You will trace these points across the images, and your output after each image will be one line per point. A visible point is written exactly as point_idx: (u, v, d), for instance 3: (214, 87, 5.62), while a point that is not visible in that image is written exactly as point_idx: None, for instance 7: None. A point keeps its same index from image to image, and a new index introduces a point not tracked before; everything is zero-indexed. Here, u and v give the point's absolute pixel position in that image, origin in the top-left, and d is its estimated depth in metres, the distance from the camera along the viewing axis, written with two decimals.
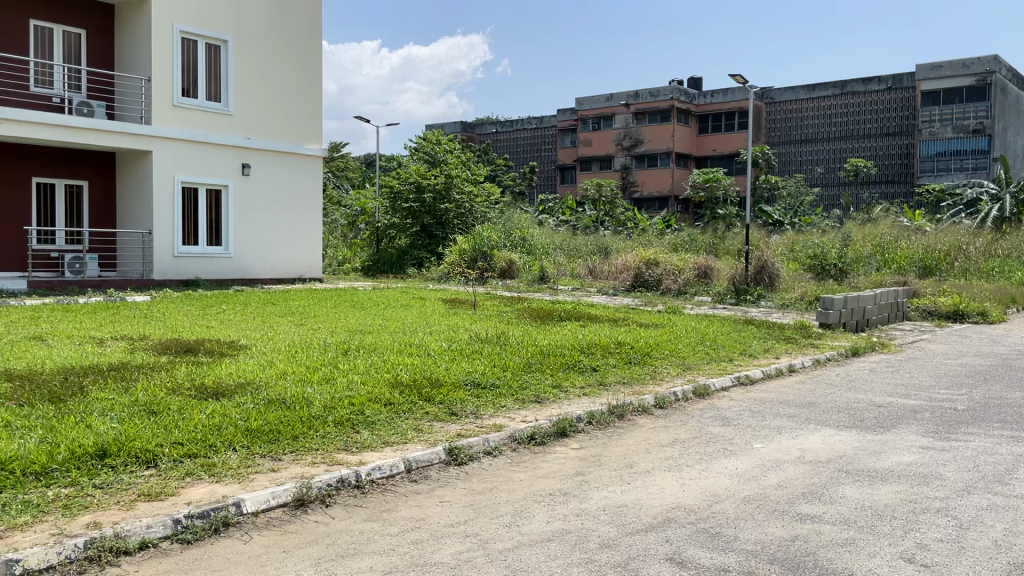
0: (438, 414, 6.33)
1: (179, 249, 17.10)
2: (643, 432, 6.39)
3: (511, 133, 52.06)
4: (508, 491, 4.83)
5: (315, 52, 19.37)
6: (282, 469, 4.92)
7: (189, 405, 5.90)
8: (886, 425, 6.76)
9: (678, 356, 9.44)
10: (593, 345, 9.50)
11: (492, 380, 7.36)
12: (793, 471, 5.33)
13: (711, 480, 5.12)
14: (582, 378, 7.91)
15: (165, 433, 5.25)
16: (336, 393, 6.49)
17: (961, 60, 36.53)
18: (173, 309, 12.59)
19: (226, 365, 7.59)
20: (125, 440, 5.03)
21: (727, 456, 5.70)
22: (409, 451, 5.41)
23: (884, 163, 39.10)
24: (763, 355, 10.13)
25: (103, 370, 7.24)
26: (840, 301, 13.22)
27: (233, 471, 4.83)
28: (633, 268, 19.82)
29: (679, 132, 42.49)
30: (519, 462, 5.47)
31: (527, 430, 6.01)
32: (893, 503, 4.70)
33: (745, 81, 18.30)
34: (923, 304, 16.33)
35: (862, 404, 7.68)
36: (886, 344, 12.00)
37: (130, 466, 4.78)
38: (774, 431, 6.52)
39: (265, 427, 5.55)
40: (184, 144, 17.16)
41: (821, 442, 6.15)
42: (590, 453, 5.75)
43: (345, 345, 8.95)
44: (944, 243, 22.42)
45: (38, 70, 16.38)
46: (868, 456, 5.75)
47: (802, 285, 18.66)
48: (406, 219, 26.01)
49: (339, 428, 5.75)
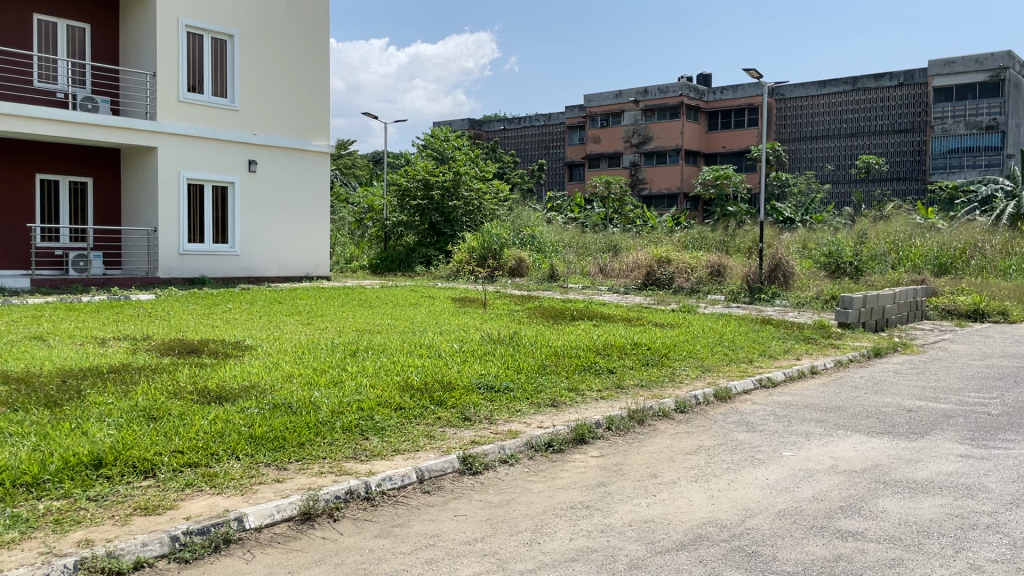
0: (451, 419, 6.06)
1: (184, 247, 16.87)
2: (666, 439, 6.10)
3: (520, 129, 51.69)
4: (526, 504, 4.56)
5: (321, 47, 19.10)
6: (288, 480, 4.66)
7: (191, 410, 5.64)
8: (920, 432, 6.44)
9: (697, 356, 9.17)
10: (608, 346, 9.21)
11: (506, 383, 7.08)
12: (827, 482, 5.03)
13: (742, 491, 4.82)
14: (599, 381, 7.62)
15: (165, 441, 4.98)
16: (344, 397, 6.20)
17: (975, 56, 35.99)
18: (177, 309, 12.33)
19: (231, 366, 7.36)
20: (123, 449, 4.77)
21: (755, 466, 5.40)
22: (420, 459, 5.14)
23: (895, 160, 38.66)
24: (784, 356, 9.84)
25: (103, 372, 6.98)
26: (860, 300, 12.86)
27: (235, 481, 4.57)
28: (645, 265, 19.58)
29: (689, 129, 42.13)
30: (536, 472, 5.19)
31: (545, 437, 5.73)
32: (939, 519, 4.40)
33: (759, 75, 18.00)
34: (942, 303, 15.97)
35: (890, 408, 7.36)
36: (909, 345, 11.66)
37: (127, 477, 4.52)
38: (802, 437, 6.22)
39: (270, 433, 5.29)
40: (189, 139, 16.91)
41: (854, 450, 5.84)
42: (611, 462, 5.46)
43: (353, 345, 8.68)
44: (959, 240, 22.08)
45: (41, 65, 16.15)
46: (905, 465, 5.45)
47: (818, 283, 18.30)
48: (414, 216, 25.70)
49: (347, 435, 5.47)
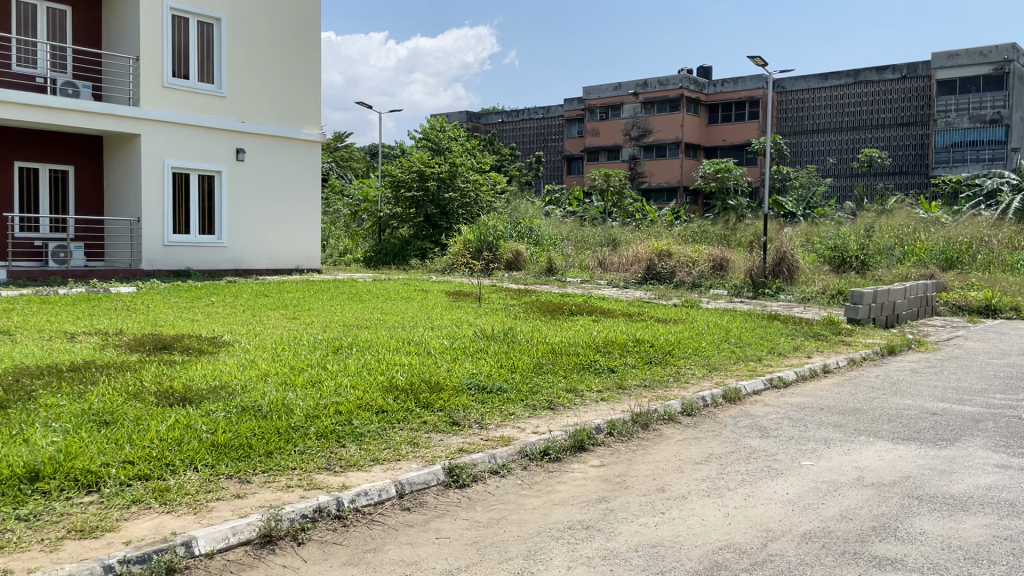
0: (437, 424, 5.52)
1: (169, 238, 16.30)
2: (672, 446, 5.57)
3: (518, 122, 51.02)
4: (518, 523, 4.03)
5: (310, 32, 18.50)
6: (249, 495, 4.12)
7: (149, 414, 5.10)
8: (948, 439, 5.91)
9: (703, 355, 8.61)
10: (608, 343, 8.64)
11: (499, 383, 6.54)
12: (855, 498, 4.50)
13: (760, 509, 4.29)
14: (599, 381, 7.08)
15: (114, 451, 4.44)
16: (320, 400, 5.65)
17: (978, 49, 35.39)
18: (159, 302, 11.79)
19: (202, 364, 6.82)
20: (64, 460, 4.23)
21: (773, 478, 4.86)
22: (402, 471, 4.60)
23: (898, 154, 38.17)
24: (794, 354, 9.29)
25: (61, 371, 6.41)
26: (871, 295, 12.31)
27: (190, 497, 4.03)
28: (645, 259, 19.05)
29: (688, 121, 41.58)
30: (531, 485, 4.66)
31: (540, 444, 5.22)
32: (987, 543, 3.87)
33: (764, 63, 17.40)
34: (953, 299, 15.48)
35: (913, 412, 6.83)
36: (922, 343, 11.10)
37: (67, 492, 3.99)
38: (821, 444, 5.71)
39: (235, 441, 4.75)
40: (175, 126, 16.34)
41: (879, 459, 5.33)
42: (613, 472, 4.92)
43: (335, 343, 8.07)
44: (964, 236, 21.47)
45: (20, 49, 15.49)
46: (938, 478, 4.92)
47: (824, 277, 17.75)
48: (409, 208, 25.18)
49: (322, 442, 4.95)
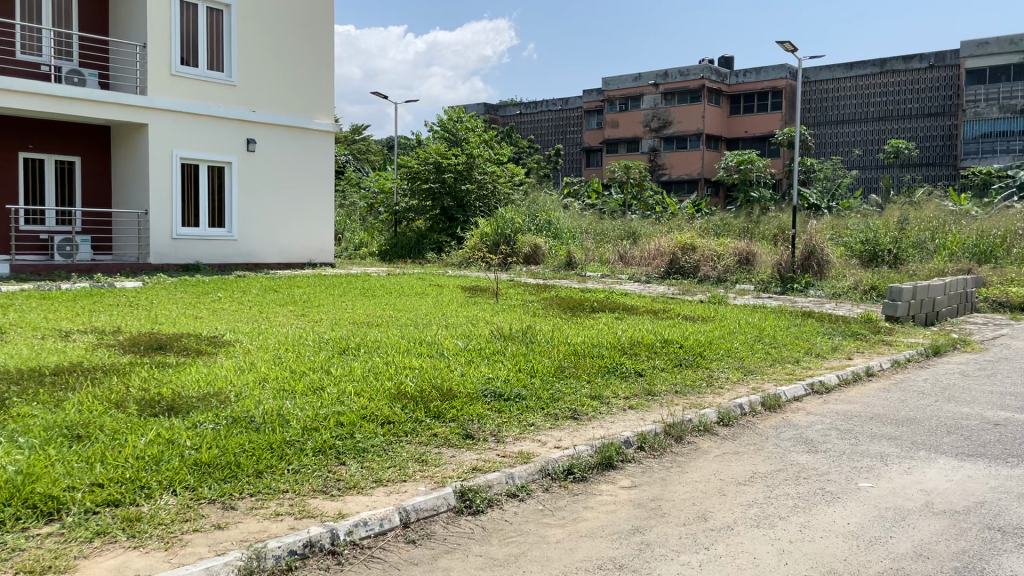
0: (449, 437, 4.98)
1: (178, 231, 15.89)
2: (712, 463, 4.99)
3: (536, 114, 50.29)
4: (539, 562, 3.48)
5: (321, 18, 17.97)
6: (231, 526, 3.58)
7: (129, 427, 4.58)
8: (1019, 455, 5.27)
9: (736, 356, 8.02)
10: (634, 344, 8.04)
11: (517, 390, 5.98)
12: (928, 530, 3.90)
13: (821, 544, 3.71)
14: (625, 387, 6.51)
15: (82, 472, 3.92)
16: (321, 409, 5.13)
17: (1009, 37, 34.39)
18: (164, 298, 11.34)
19: (197, 367, 6.30)
20: (23, 483, 3.71)
21: (830, 504, 4.27)
22: (407, 495, 4.06)
23: (925, 144, 37.02)
24: (833, 356, 8.66)
25: (44, 375, 5.93)
26: (910, 291, 11.65)
27: (163, 527, 3.51)
28: (668, 253, 18.30)
29: (710, 112, 40.71)
30: (554, 511, 4.11)
31: (564, 462, 4.65)
32: None
33: (793, 48, 16.69)
34: (993, 295, 14.72)
35: (973, 422, 6.20)
36: (968, 342, 10.43)
37: (22, 522, 3.46)
38: (878, 461, 5.09)
39: (220, 459, 4.22)
40: (183, 115, 15.89)
41: (946, 480, 4.71)
42: (646, 496, 4.35)
43: (342, 343, 7.53)
44: (998, 227, 20.53)
45: (25, 35, 15.06)
46: (1020, 504, 4.30)
47: (855, 272, 16.97)
48: (425, 201, 24.68)
49: (319, 459, 4.42)
